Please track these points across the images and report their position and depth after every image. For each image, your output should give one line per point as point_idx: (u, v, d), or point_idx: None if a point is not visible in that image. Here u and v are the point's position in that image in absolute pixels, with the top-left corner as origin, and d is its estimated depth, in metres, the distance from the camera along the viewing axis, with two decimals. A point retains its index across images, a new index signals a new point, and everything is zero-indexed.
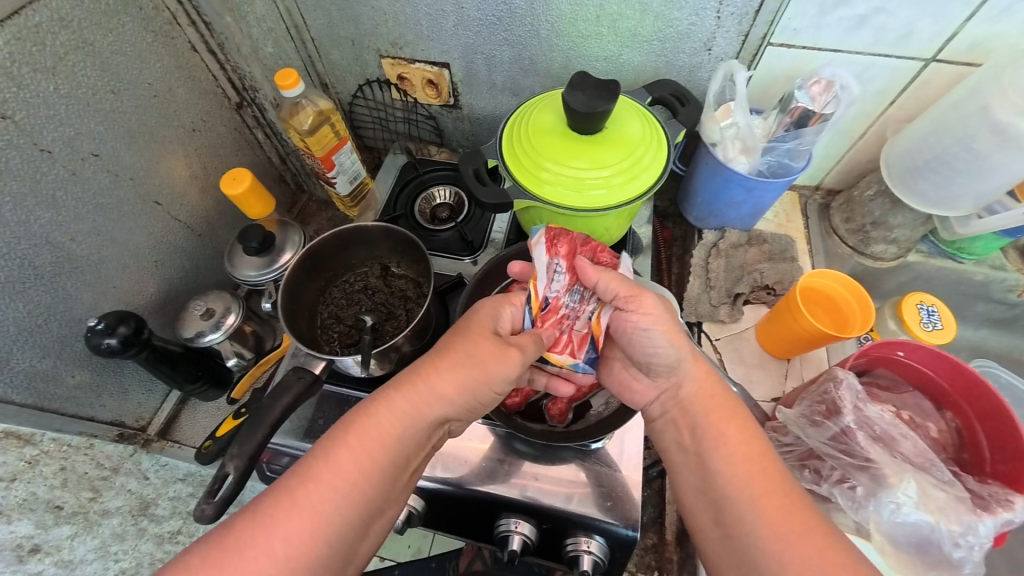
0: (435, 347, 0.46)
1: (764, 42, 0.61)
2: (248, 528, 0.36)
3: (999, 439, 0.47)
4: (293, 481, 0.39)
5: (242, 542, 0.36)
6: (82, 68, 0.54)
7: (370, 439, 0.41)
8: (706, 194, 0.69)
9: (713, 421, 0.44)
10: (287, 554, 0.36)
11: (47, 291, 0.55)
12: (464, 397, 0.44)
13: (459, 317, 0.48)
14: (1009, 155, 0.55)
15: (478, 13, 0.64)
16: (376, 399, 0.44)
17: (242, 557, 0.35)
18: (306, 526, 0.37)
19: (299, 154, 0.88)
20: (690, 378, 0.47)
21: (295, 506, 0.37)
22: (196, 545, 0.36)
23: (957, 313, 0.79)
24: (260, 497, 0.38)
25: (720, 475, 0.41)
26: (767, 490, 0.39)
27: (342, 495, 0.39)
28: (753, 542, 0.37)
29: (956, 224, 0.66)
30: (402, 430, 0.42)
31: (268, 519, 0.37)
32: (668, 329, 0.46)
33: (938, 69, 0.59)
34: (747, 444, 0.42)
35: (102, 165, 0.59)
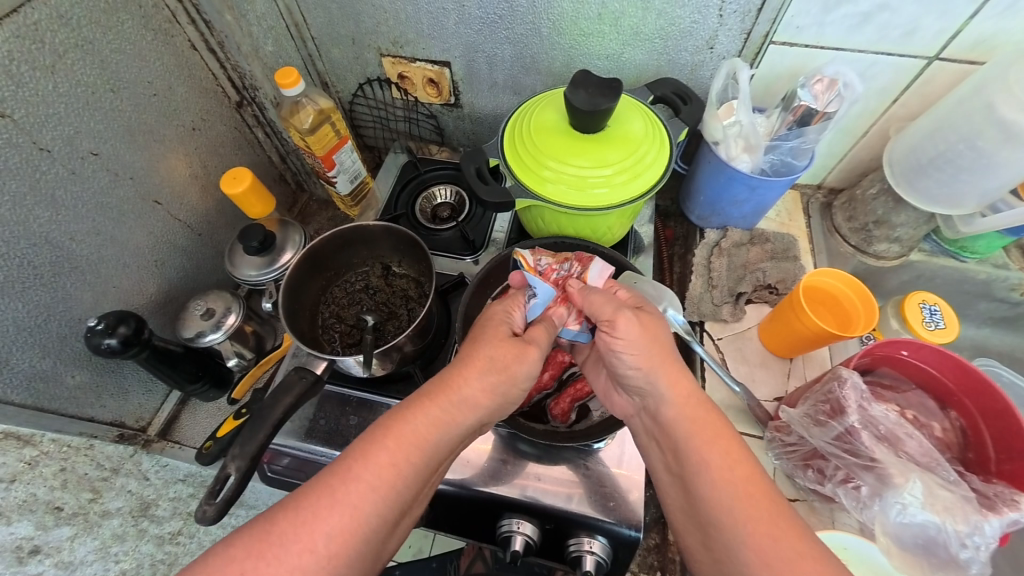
0: (464, 351, 0.46)
1: (766, 39, 0.60)
2: (286, 523, 0.36)
3: (1004, 438, 0.47)
4: (330, 478, 0.39)
5: (282, 537, 0.36)
6: (80, 67, 0.54)
7: (404, 439, 0.41)
8: (708, 192, 0.69)
9: (695, 444, 0.42)
10: (329, 549, 0.36)
11: (46, 291, 0.55)
12: (495, 401, 0.45)
13: (488, 326, 0.48)
14: (1012, 152, 0.55)
15: (480, 11, 0.64)
16: (407, 399, 0.44)
17: (284, 551, 0.35)
18: (346, 522, 0.37)
19: (299, 153, 0.88)
20: (670, 398, 0.44)
21: (334, 502, 0.37)
22: (230, 543, 0.36)
23: (959, 312, 0.79)
24: (294, 494, 0.38)
25: (703, 500, 0.40)
26: (754, 515, 0.38)
27: (379, 493, 0.39)
28: (740, 569, 0.37)
29: (960, 223, 0.66)
30: (436, 430, 0.42)
31: (308, 513, 0.37)
32: (642, 354, 0.45)
33: (940, 67, 0.59)
34: (734, 467, 0.40)
35: (101, 164, 0.58)
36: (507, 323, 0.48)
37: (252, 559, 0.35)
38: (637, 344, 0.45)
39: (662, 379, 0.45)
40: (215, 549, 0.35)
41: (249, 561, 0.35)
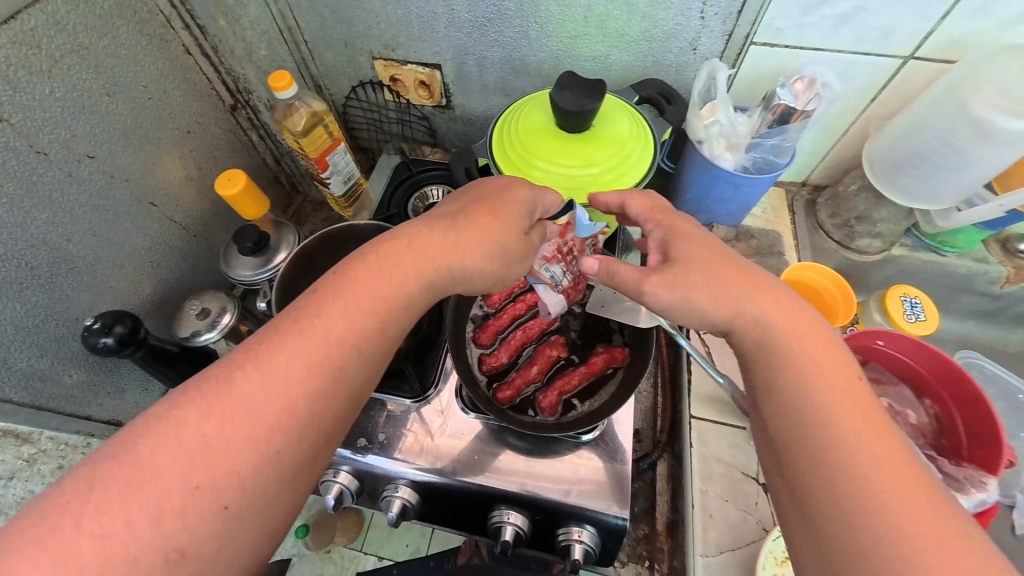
0: (458, 225, 0.46)
1: (747, 41, 0.62)
2: (251, 383, 0.36)
3: (976, 424, 0.48)
4: (296, 341, 0.38)
5: (247, 397, 0.35)
6: (77, 72, 0.55)
7: (373, 294, 0.41)
8: (695, 190, 0.70)
9: (803, 370, 0.38)
10: (308, 409, 0.37)
11: (44, 291, 0.56)
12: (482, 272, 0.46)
13: (504, 207, 0.48)
14: (985, 149, 0.56)
15: (469, 14, 0.66)
16: (370, 262, 0.43)
17: (255, 407, 0.35)
18: (319, 380, 0.37)
19: (293, 155, 0.89)
20: (770, 324, 0.41)
21: (307, 364, 0.37)
22: (179, 408, 0.34)
23: (942, 306, 0.81)
24: (251, 353, 0.37)
25: (797, 431, 0.36)
26: (864, 442, 0.34)
27: (353, 354, 0.39)
28: (844, 506, 0.32)
29: (937, 218, 0.67)
30: (407, 291, 0.43)
31: (277, 373, 0.36)
32: (710, 278, 0.44)
33: (917, 67, 0.60)
34: (854, 406, 0.36)
35: (98, 167, 0.59)
36: (525, 213, 0.49)
37: (216, 419, 0.34)
38: (717, 273, 0.44)
39: (731, 298, 0.43)
40: (157, 412, 0.34)
41: (213, 425, 0.34)
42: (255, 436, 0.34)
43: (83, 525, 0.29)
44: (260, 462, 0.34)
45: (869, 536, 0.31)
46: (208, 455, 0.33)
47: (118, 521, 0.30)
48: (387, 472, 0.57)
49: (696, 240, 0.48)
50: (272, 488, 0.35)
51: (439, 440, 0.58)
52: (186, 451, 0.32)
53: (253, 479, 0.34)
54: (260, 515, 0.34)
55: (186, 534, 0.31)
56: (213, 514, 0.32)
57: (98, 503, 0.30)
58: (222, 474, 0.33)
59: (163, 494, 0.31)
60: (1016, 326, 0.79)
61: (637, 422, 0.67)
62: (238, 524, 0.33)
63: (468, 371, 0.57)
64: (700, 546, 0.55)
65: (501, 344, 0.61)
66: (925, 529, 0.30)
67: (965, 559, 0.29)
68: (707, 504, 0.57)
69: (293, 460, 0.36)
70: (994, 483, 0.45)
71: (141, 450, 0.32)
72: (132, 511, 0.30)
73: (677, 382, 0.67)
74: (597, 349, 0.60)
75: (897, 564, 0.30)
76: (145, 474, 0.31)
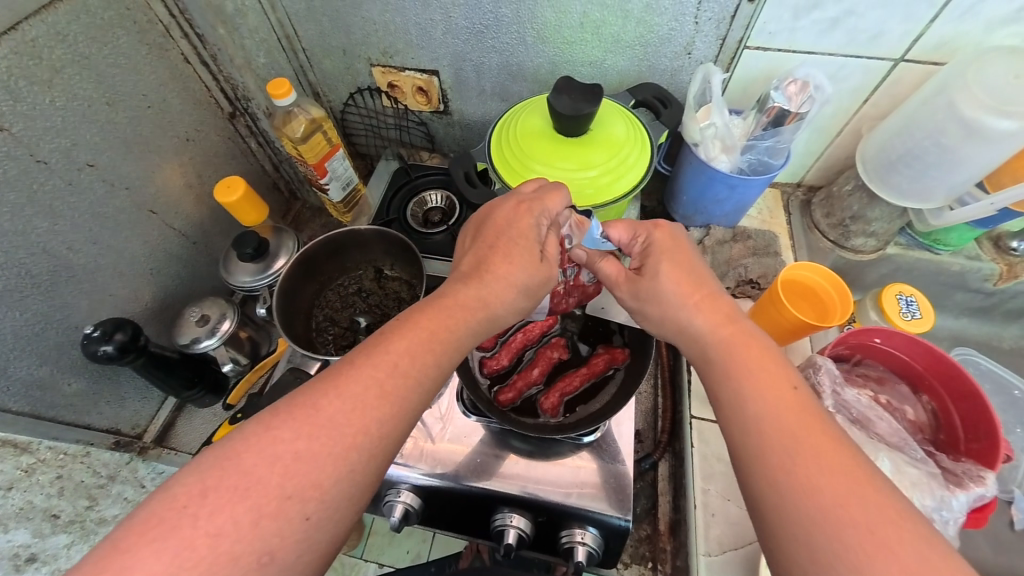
0: (483, 261, 0.46)
1: (741, 45, 0.63)
2: (334, 404, 0.37)
3: (972, 418, 0.49)
4: (370, 369, 0.39)
5: (330, 418, 0.36)
6: (77, 81, 0.55)
7: (438, 322, 0.42)
8: (692, 192, 0.71)
9: (742, 380, 0.40)
10: (379, 431, 0.37)
11: (44, 299, 0.56)
12: (520, 303, 0.47)
13: (518, 241, 0.47)
14: (975, 148, 0.57)
15: (466, 21, 0.66)
16: (434, 294, 0.45)
17: (335, 430, 0.36)
18: (388, 406, 0.38)
19: (292, 161, 0.89)
20: (710, 337, 0.43)
21: (380, 391, 0.38)
22: (275, 424, 0.36)
23: (937, 303, 0.82)
24: (331, 378, 0.38)
25: (756, 451, 0.37)
26: (806, 448, 0.35)
27: (421, 381, 0.40)
28: (796, 525, 0.33)
29: (930, 216, 0.68)
30: (471, 318, 0.44)
31: (353, 397, 0.37)
32: (683, 291, 0.46)
33: (907, 68, 0.61)
34: (804, 418, 0.37)
35: (98, 175, 0.59)
36: (532, 242, 0.48)
37: (303, 436, 0.35)
38: (665, 289, 0.46)
39: (698, 314, 0.44)
40: (254, 428, 0.35)
41: (304, 443, 0.35)
42: (335, 454, 0.35)
43: (197, 524, 0.31)
44: (339, 477, 0.35)
45: (818, 538, 0.32)
46: (299, 467, 0.34)
47: (228, 521, 0.32)
48: (389, 476, 0.57)
49: (660, 250, 0.49)
50: (345, 504, 0.36)
51: (439, 444, 0.58)
52: (280, 463, 0.34)
53: (333, 493, 0.35)
54: (333, 530, 0.35)
55: (276, 538, 0.32)
56: (297, 523, 0.33)
57: (212, 503, 0.32)
58: (308, 484, 0.34)
59: (262, 499, 0.33)
60: (1009, 322, 0.79)
61: (638, 423, 0.67)
62: (317, 536, 0.34)
63: (469, 374, 0.57)
64: (703, 545, 0.55)
65: (501, 347, 0.61)
66: (869, 531, 0.31)
67: (911, 562, 0.30)
68: (709, 503, 0.57)
69: (366, 478, 0.37)
70: (992, 477, 0.45)
71: (244, 459, 0.34)
72: (238, 512, 0.32)
73: (677, 381, 0.67)
74: (597, 350, 0.61)
75: (842, 567, 0.30)
76: (248, 482, 0.33)
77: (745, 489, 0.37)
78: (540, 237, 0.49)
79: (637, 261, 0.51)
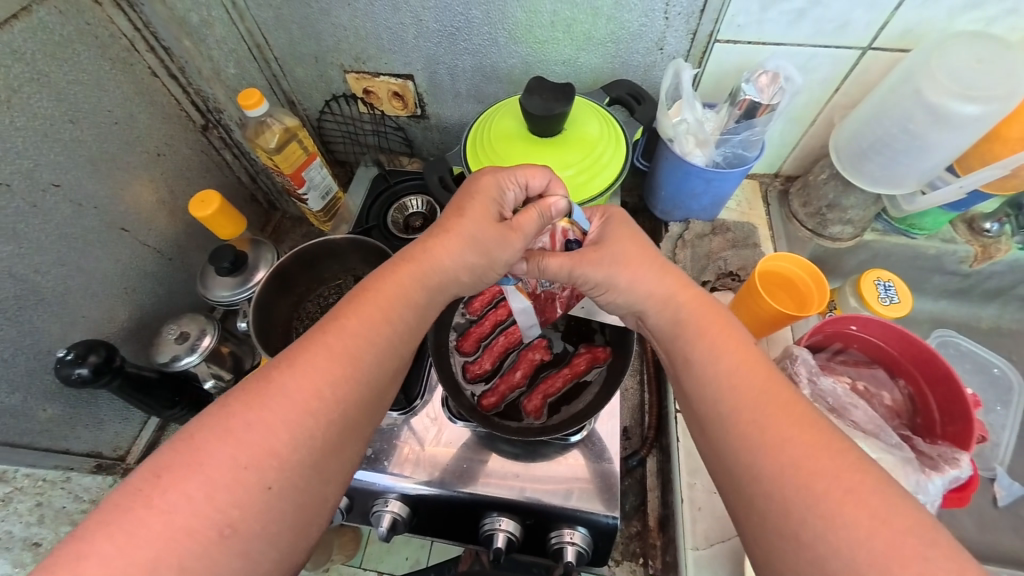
0: (444, 219, 0.47)
1: (711, 38, 0.63)
2: (284, 375, 0.38)
3: (948, 401, 0.50)
4: (320, 334, 0.40)
5: (283, 389, 0.37)
6: (36, 100, 0.54)
7: (390, 294, 0.43)
8: (670, 188, 0.71)
9: (705, 343, 0.41)
10: (332, 394, 0.38)
11: (13, 325, 0.55)
12: (470, 257, 0.46)
13: (473, 198, 0.48)
14: (941, 134, 0.58)
15: (437, 24, 0.66)
16: (387, 263, 0.45)
17: (287, 398, 0.37)
18: (341, 368, 0.39)
19: (268, 172, 0.88)
20: (673, 305, 0.44)
21: (331, 354, 0.39)
22: (225, 399, 0.37)
23: (916, 287, 0.82)
24: (284, 352, 0.39)
25: (726, 413, 0.37)
26: (771, 404, 0.36)
27: (372, 341, 0.41)
28: (769, 481, 0.33)
29: (903, 202, 0.69)
30: (419, 274, 0.45)
31: (302, 365, 0.38)
32: (635, 260, 0.46)
33: (875, 56, 0.62)
34: (759, 379, 0.38)
35: (64, 196, 0.58)
36: (491, 200, 0.48)
37: (256, 407, 0.36)
38: (620, 258, 0.47)
39: (653, 281, 0.45)
40: (210, 412, 0.36)
41: (253, 412, 0.36)
42: (288, 422, 0.36)
43: (151, 506, 0.31)
44: (295, 444, 0.36)
45: (790, 494, 0.32)
46: (251, 437, 0.35)
47: (181, 498, 0.32)
48: (378, 486, 0.57)
49: (618, 228, 0.50)
50: (308, 471, 0.36)
51: (434, 449, 0.58)
52: (230, 435, 0.35)
53: (291, 462, 0.35)
54: (299, 500, 0.36)
55: (236, 509, 0.33)
56: (257, 493, 0.34)
57: (164, 486, 0.32)
58: (265, 455, 0.35)
59: (215, 473, 0.33)
60: (988, 301, 0.81)
61: (625, 420, 0.67)
62: (278, 503, 0.35)
63: (451, 382, 0.57)
64: (690, 540, 0.55)
65: (483, 351, 0.61)
66: (838, 478, 0.32)
67: (875, 503, 0.31)
68: (695, 497, 0.57)
69: (325, 444, 0.37)
70: (967, 458, 0.46)
71: (196, 439, 0.34)
72: (193, 488, 0.32)
73: (662, 376, 0.67)
74: (579, 349, 0.60)
75: (818, 519, 0.31)
76: (199, 457, 0.34)
77: (711, 448, 0.38)
78: (501, 202, 0.49)
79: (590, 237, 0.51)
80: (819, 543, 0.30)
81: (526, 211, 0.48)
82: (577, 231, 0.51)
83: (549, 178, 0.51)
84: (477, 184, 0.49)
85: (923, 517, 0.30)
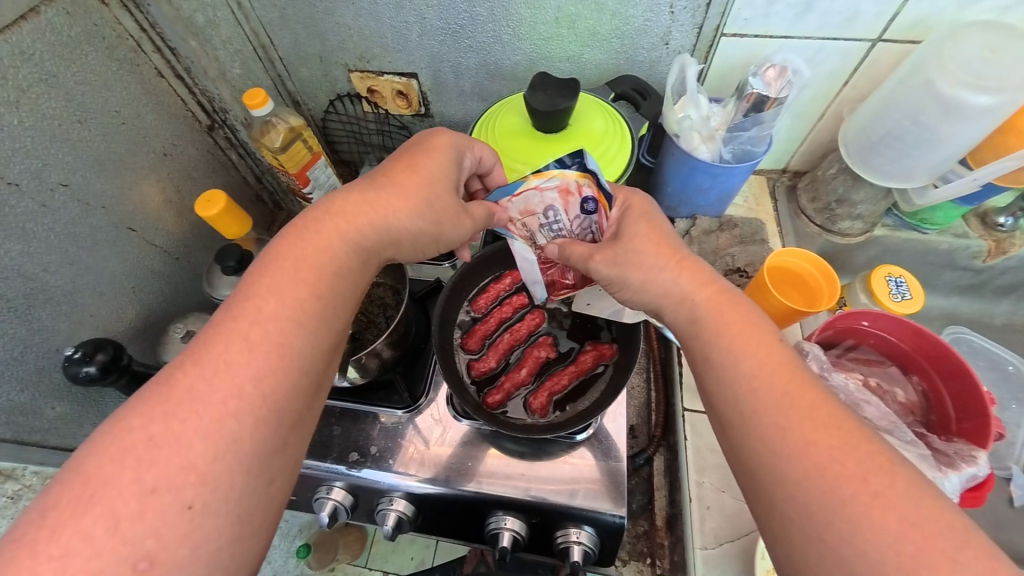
0: (393, 177, 0.47)
1: (717, 33, 0.62)
2: (191, 377, 0.35)
3: (964, 398, 0.49)
4: (229, 323, 0.37)
5: (189, 393, 0.34)
6: (45, 100, 0.55)
7: (319, 273, 0.41)
8: (676, 184, 0.71)
9: (731, 341, 0.39)
10: (258, 389, 0.35)
11: (22, 323, 0.55)
12: (425, 221, 0.47)
13: (425, 157, 0.49)
14: (954, 125, 0.57)
15: (441, 22, 0.66)
16: (313, 221, 0.43)
17: (198, 404, 0.34)
18: (265, 360, 0.36)
19: (274, 172, 0.89)
20: (696, 300, 0.43)
21: (248, 344, 0.36)
22: (115, 417, 0.33)
23: (928, 284, 0.81)
24: (185, 352, 0.36)
25: (753, 415, 0.36)
26: (794, 405, 0.35)
27: (298, 323, 0.39)
28: (794, 485, 0.33)
29: (914, 196, 0.68)
30: (350, 239, 0.43)
31: (212, 363, 0.35)
32: (658, 256, 0.45)
33: (885, 49, 0.61)
34: (785, 379, 0.37)
35: (73, 195, 0.59)
36: (441, 165, 0.49)
37: (154, 420, 0.33)
38: (641, 253, 0.45)
39: (678, 276, 0.44)
40: (94, 439, 0.32)
41: (157, 425, 0.32)
42: (202, 430, 0.33)
43: (38, 552, 0.28)
44: (219, 452, 0.33)
45: (815, 497, 0.32)
46: (159, 454, 0.32)
47: (76, 537, 0.29)
48: (383, 485, 0.56)
49: (637, 217, 0.48)
50: (241, 476, 0.34)
51: (438, 449, 0.58)
52: (132, 457, 0.31)
53: (215, 473, 0.33)
54: (237, 512, 0.33)
55: (152, 538, 0.30)
56: (176, 514, 0.31)
57: (53, 527, 0.29)
58: (178, 470, 0.32)
59: (117, 502, 0.30)
60: (1001, 298, 0.79)
61: (631, 419, 0.66)
62: (209, 520, 0.32)
63: (456, 379, 0.57)
64: (699, 539, 0.54)
65: (488, 349, 0.60)
66: (865, 482, 0.31)
67: (905, 507, 0.30)
68: (703, 496, 0.57)
69: (256, 445, 0.35)
70: (984, 456, 0.45)
71: (89, 469, 0.31)
72: (90, 524, 0.29)
73: (669, 374, 0.67)
74: (584, 348, 0.60)
75: (843, 523, 0.30)
76: (94, 488, 0.30)
77: (734, 452, 0.37)
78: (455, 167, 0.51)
79: (612, 226, 0.50)
80: (846, 548, 0.30)
81: (479, 203, 0.53)
82: (592, 188, 0.51)
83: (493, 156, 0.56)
84: (424, 153, 0.49)
85: (956, 521, 0.30)
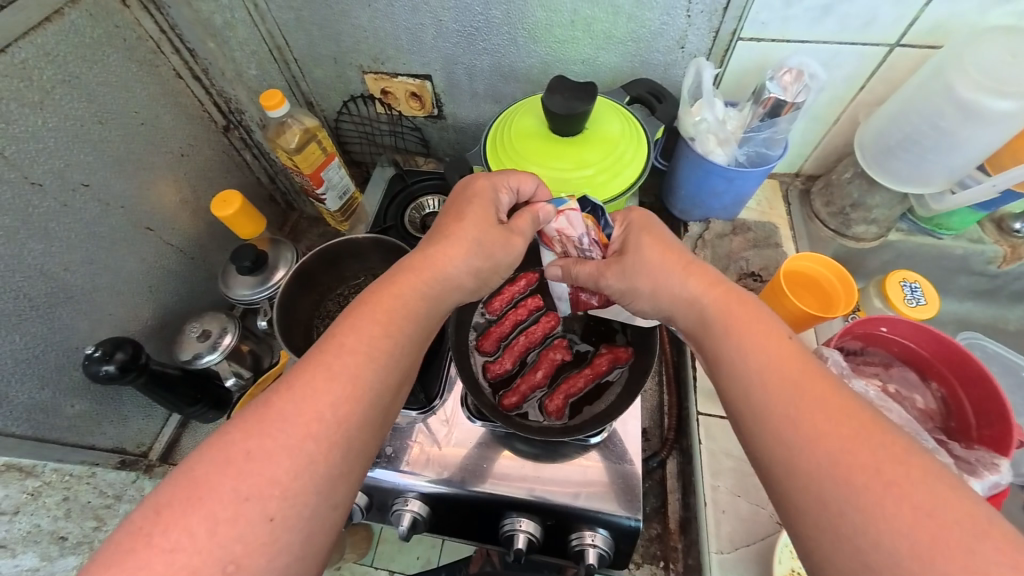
0: (443, 228, 0.48)
1: (734, 37, 0.63)
2: (285, 400, 0.37)
3: (984, 404, 0.49)
4: (318, 354, 0.39)
5: (281, 414, 0.36)
6: (68, 101, 0.55)
7: (391, 308, 0.43)
8: (689, 187, 0.71)
9: (739, 337, 0.40)
10: (334, 415, 0.37)
11: (44, 321, 0.56)
12: (474, 264, 0.47)
13: (471, 203, 0.49)
14: (974, 130, 0.57)
15: (456, 24, 0.66)
16: (385, 272, 0.46)
17: (287, 424, 0.36)
18: (344, 390, 0.38)
19: (288, 172, 0.89)
20: (703, 301, 0.44)
21: (330, 373, 0.38)
22: (223, 430, 0.36)
23: (941, 288, 0.81)
24: (282, 376, 0.39)
25: (764, 408, 0.36)
26: (807, 398, 0.35)
27: (373, 357, 0.40)
28: (806, 477, 0.33)
29: (931, 201, 0.68)
30: (422, 284, 0.45)
31: (302, 389, 0.37)
32: (665, 261, 0.46)
33: (903, 53, 0.61)
34: (796, 373, 0.37)
35: (93, 195, 0.59)
36: (488, 208, 0.49)
37: (251, 436, 0.35)
38: (649, 263, 0.47)
39: (685, 278, 0.45)
40: (203, 448, 0.35)
41: (254, 440, 0.35)
42: (289, 447, 0.35)
43: (152, 543, 0.30)
44: (299, 471, 0.35)
45: (827, 487, 0.32)
46: (252, 467, 0.34)
47: (182, 535, 0.31)
48: (396, 486, 0.57)
49: (640, 230, 0.50)
50: (314, 498, 0.35)
51: (445, 449, 0.58)
52: (232, 467, 0.34)
53: (296, 489, 0.34)
54: (306, 530, 0.34)
55: (240, 544, 0.32)
56: (260, 525, 0.32)
57: (164, 523, 0.31)
58: (266, 483, 0.34)
59: (217, 506, 0.32)
60: (1015, 303, 0.79)
61: (644, 421, 0.66)
62: (285, 534, 0.33)
63: (472, 380, 0.57)
64: (714, 543, 0.54)
65: (503, 351, 0.60)
66: (877, 471, 0.31)
67: (918, 497, 0.29)
68: (718, 499, 0.57)
69: (331, 469, 0.36)
70: (1007, 463, 0.45)
71: (196, 473, 0.33)
72: (194, 524, 0.31)
73: (682, 377, 0.67)
74: (600, 350, 0.60)
75: (855, 512, 0.30)
76: (198, 493, 0.32)
77: (748, 446, 0.37)
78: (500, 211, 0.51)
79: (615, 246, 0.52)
80: (858, 538, 0.30)
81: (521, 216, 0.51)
82: (597, 231, 0.52)
83: (537, 184, 0.54)
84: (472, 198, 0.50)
85: (974, 510, 0.29)
